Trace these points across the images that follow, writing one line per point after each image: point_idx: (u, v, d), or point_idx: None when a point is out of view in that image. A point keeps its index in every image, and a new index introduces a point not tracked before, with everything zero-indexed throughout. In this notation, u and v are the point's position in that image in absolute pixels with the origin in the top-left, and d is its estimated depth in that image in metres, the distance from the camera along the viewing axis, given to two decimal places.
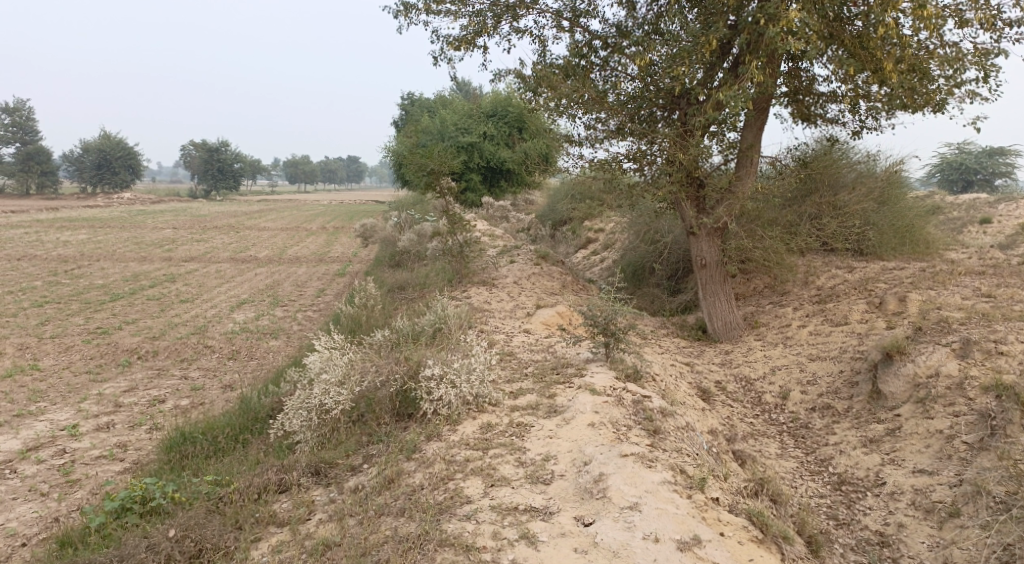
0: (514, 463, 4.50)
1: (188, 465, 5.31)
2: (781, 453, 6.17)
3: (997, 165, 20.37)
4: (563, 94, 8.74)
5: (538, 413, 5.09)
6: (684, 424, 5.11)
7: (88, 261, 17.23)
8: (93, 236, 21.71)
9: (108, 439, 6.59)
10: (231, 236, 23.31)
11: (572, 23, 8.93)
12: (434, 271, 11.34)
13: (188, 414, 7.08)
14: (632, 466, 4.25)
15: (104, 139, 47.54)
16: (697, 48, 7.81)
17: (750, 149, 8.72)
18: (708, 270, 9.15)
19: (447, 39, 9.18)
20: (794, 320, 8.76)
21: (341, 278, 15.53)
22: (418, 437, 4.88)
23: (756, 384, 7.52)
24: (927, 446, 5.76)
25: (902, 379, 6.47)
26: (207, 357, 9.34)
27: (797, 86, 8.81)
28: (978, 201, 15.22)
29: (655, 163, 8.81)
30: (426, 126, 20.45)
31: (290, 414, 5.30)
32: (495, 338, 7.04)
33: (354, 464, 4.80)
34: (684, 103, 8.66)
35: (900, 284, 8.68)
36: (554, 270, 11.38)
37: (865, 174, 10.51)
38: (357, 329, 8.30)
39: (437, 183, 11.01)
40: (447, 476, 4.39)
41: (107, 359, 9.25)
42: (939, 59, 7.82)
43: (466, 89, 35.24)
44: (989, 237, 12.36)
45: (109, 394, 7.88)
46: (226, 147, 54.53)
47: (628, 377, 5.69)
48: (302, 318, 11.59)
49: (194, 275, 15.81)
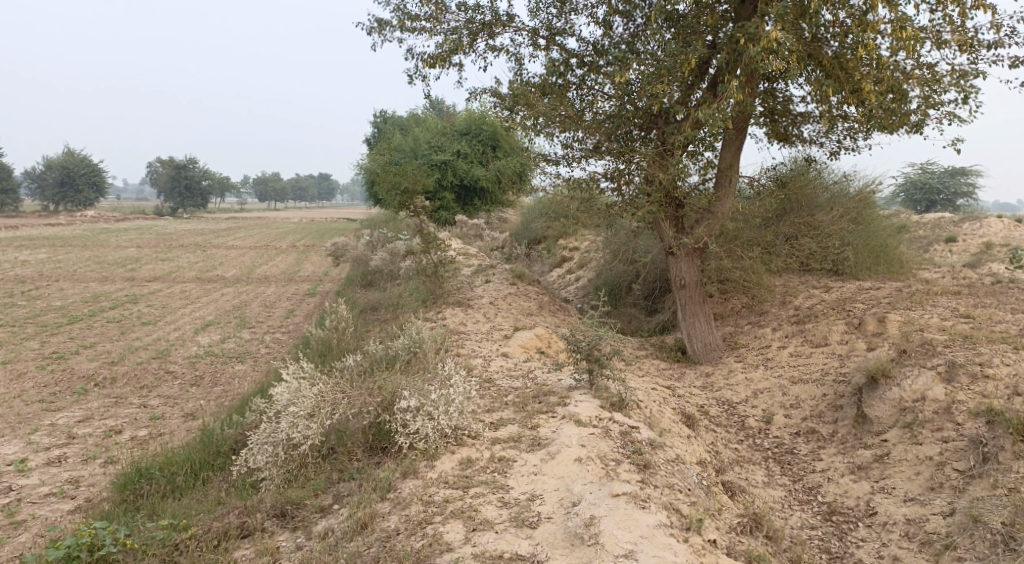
0: (497, 503, 4.23)
1: (143, 505, 4.94)
2: (768, 481, 5.97)
3: (959, 185, 20.73)
4: (540, 112, 8.56)
5: (520, 447, 4.83)
6: (673, 456, 4.89)
7: (46, 281, 16.61)
8: (53, 255, 21.00)
9: (59, 474, 6.18)
10: (197, 255, 22.75)
11: (548, 41, 8.79)
12: (408, 292, 11.06)
13: (146, 446, 6.68)
14: (624, 507, 4.02)
15: (67, 156, 46.42)
16: (675, 68, 7.68)
17: (729, 169, 8.60)
18: (687, 290, 8.98)
19: (421, 57, 8.97)
20: (773, 341, 8.62)
21: (310, 298, 15.15)
22: (393, 475, 4.59)
23: (739, 408, 7.33)
24: (917, 473, 5.60)
25: (888, 404, 6.33)
26: (169, 384, 8.92)
27: (773, 106, 8.73)
28: (944, 219, 15.36)
29: (633, 182, 8.65)
30: (398, 144, 20.19)
31: (255, 449, 4.95)
32: (472, 363, 6.77)
33: (324, 504, 4.49)
34: (661, 122, 8.54)
35: (878, 304, 8.61)
36: (530, 290, 11.16)
37: (840, 195, 10.48)
38: (327, 354, 7.97)
39: (411, 202, 10.75)
40: (424, 520, 4.10)
41: (62, 386, 8.79)
42: (916, 80, 7.78)
43: (438, 107, 35.17)
44: (957, 256, 12.44)
45: (62, 424, 7.45)
46: (194, 164, 53.75)
47: (613, 405, 5.47)
48: (270, 341, 11.21)
49: (157, 296, 15.29)
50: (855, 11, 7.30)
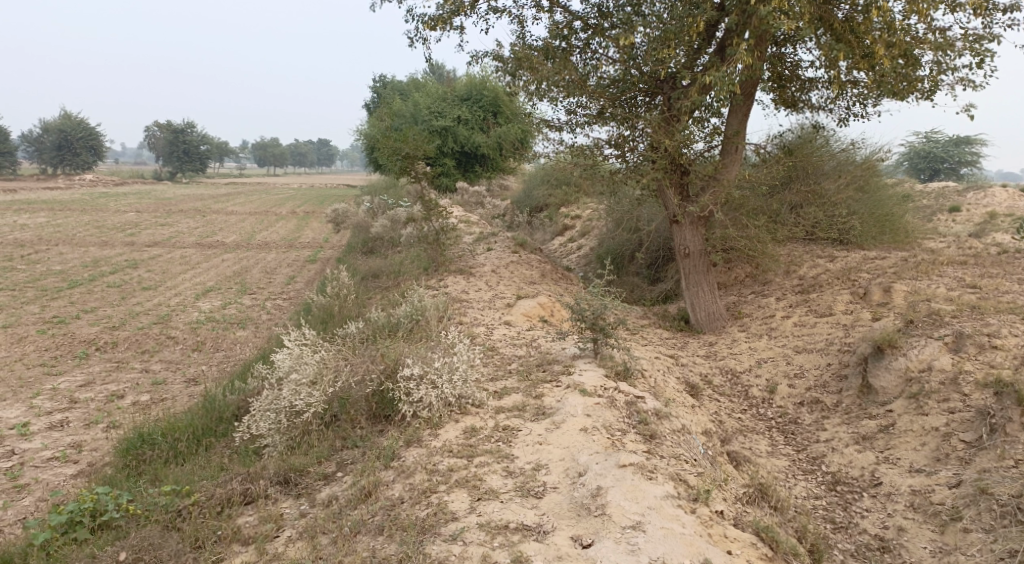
0: (502, 473, 4.19)
1: (146, 471, 4.92)
2: (772, 451, 5.95)
3: (964, 154, 20.50)
4: (544, 76, 8.38)
5: (525, 416, 4.80)
6: (679, 427, 4.86)
7: (45, 246, 16.50)
8: (52, 219, 20.87)
9: (61, 439, 6.16)
10: (197, 220, 22.62)
11: (552, 3, 8.57)
12: (409, 259, 10.99)
13: (148, 412, 6.66)
14: (631, 479, 3.98)
15: (64, 119, 45.94)
16: (683, 30, 7.49)
17: (736, 136, 8.45)
18: (692, 259, 8.88)
19: (422, 18, 8.76)
20: (778, 311, 8.56)
21: (311, 264, 15.07)
22: (397, 443, 4.55)
23: (743, 377, 7.29)
24: (923, 444, 5.58)
25: (894, 374, 6.28)
26: (171, 349, 8.89)
27: (782, 71, 8.54)
28: (947, 189, 15.19)
29: (638, 149, 8.49)
30: (399, 109, 19.90)
31: (256, 417, 4.92)
32: (474, 331, 6.72)
33: (327, 472, 4.46)
34: (667, 87, 8.36)
35: (884, 274, 8.53)
36: (533, 258, 11.08)
37: (846, 161, 10.25)
38: (329, 321, 7.91)
39: (412, 168, 10.60)
40: (429, 489, 4.07)
41: (63, 351, 8.75)
42: (930, 45, 7.58)
43: (439, 72, 34.73)
44: (960, 226, 12.33)
45: (63, 389, 7.42)
46: (192, 129, 53.27)
47: (618, 375, 5.43)
48: (271, 307, 11.16)
49: (157, 261, 15.20)
50: None
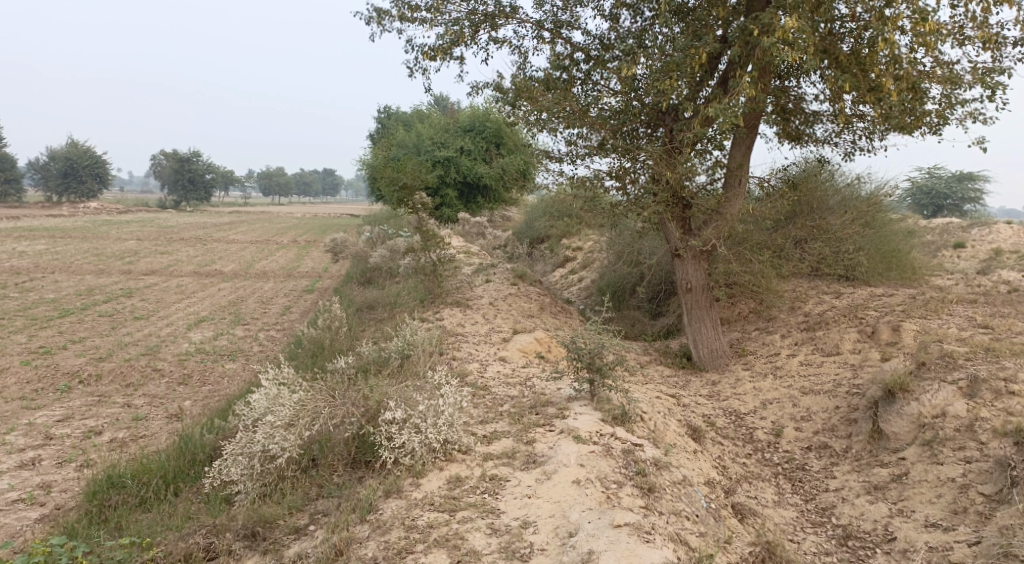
0: (486, 530, 3.89)
1: (110, 518, 4.62)
2: (778, 501, 5.63)
3: (966, 191, 20.40)
4: (543, 107, 8.20)
5: (514, 464, 4.51)
6: (679, 477, 4.56)
7: (40, 273, 16.29)
8: (51, 247, 20.73)
9: (30, 478, 5.86)
10: (197, 248, 22.47)
11: (553, 35, 8.43)
12: (406, 290, 10.74)
13: (125, 450, 6.37)
14: (627, 541, 3.68)
15: (71, 147, 46.09)
16: (685, 62, 7.32)
17: (739, 169, 8.22)
18: (694, 294, 8.61)
19: (422, 48, 8.63)
20: (783, 349, 8.28)
21: (308, 295, 14.83)
22: (375, 493, 4.26)
23: (747, 419, 6.98)
24: (938, 496, 5.26)
25: (906, 419, 5.97)
26: (156, 382, 8.61)
27: (786, 104, 8.36)
28: (952, 224, 14.96)
29: (639, 181, 8.28)
30: (400, 140, 19.77)
31: (228, 462, 4.63)
32: (467, 368, 6.43)
33: (299, 525, 4.17)
34: (669, 119, 8.17)
35: (892, 312, 8.25)
36: (532, 291, 10.83)
37: (851, 197, 10.02)
38: (318, 354, 7.63)
39: (409, 198, 10.40)
40: (405, 549, 3.77)
41: (44, 383, 8.47)
42: (938, 78, 7.38)
43: (443, 104, 34.90)
44: (966, 262, 12.07)
45: (40, 424, 7.12)
46: (198, 157, 53.57)
47: (615, 419, 5.13)
48: (263, 338, 10.89)
49: (152, 290, 14.96)
50: (875, 6, 6.90)
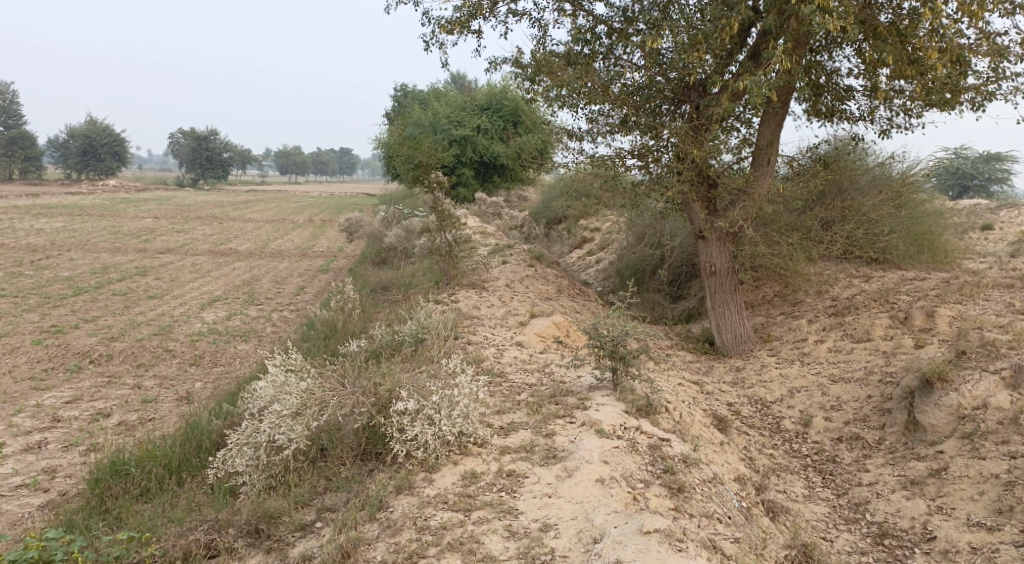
0: (503, 533, 3.66)
1: (111, 509, 4.45)
2: (808, 495, 5.37)
3: (993, 171, 19.79)
4: (564, 82, 7.86)
5: (533, 459, 4.28)
6: (709, 476, 4.30)
7: (57, 251, 16.21)
8: (69, 224, 20.67)
9: (35, 463, 5.71)
10: (213, 227, 22.35)
11: (574, 6, 8.07)
12: (421, 271, 10.52)
13: (132, 434, 6.20)
14: (656, 549, 3.44)
15: (89, 125, 46.16)
16: (715, 33, 6.95)
17: (768, 147, 7.85)
18: (717, 277, 8.29)
19: (438, 21, 8.30)
20: (810, 334, 7.95)
21: (322, 275, 14.66)
22: (386, 489, 4.05)
23: (773, 408, 6.69)
24: (981, 493, 4.96)
25: (944, 411, 5.65)
26: (167, 363, 8.45)
27: (818, 79, 7.96)
28: (980, 205, 14.47)
29: (662, 160, 7.93)
30: (416, 119, 19.46)
31: (233, 452, 4.46)
32: (482, 353, 6.19)
33: (305, 522, 3.98)
34: (695, 94, 7.80)
35: (925, 297, 7.90)
36: (549, 272, 10.55)
37: (882, 177, 9.58)
38: (330, 337, 7.42)
39: (425, 176, 10.12)
40: (416, 552, 3.56)
41: (55, 363, 8.34)
42: (985, 50, 6.94)
43: (459, 82, 34.48)
44: (995, 245, 11.65)
45: (48, 406, 6.98)
46: (215, 136, 53.59)
47: (639, 411, 4.87)
48: (277, 319, 10.72)
49: (166, 269, 14.82)
50: None
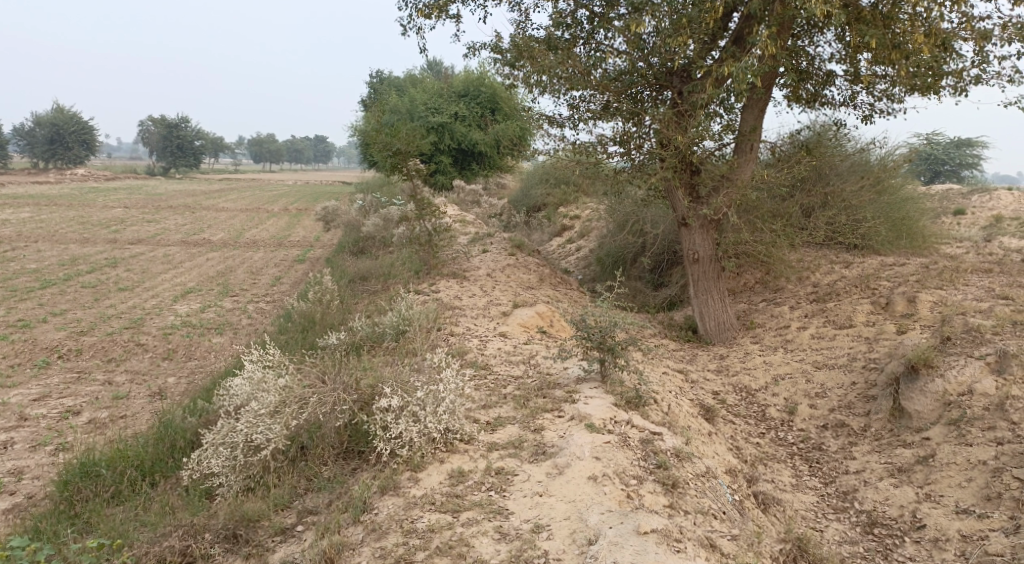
0: (493, 535, 3.55)
1: (81, 515, 4.27)
2: (797, 484, 5.33)
3: (965, 156, 20.01)
4: (545, 67, 7.70)
5: (521, 456, 4.17)
6: (702, 470, 4.22)
7: (24, 243, 15.75)
8: (37, 215, 20.09)
9: (1, 464, 5.48)
10: (186, 216, 21.89)
11: None
12: (400, 261, 10.33)
13: (103, 432, 5.99)
14: (654, 551, 3.35)
15: (56, 112, 45.01)
16: (698, 17, 6.80)
17: (751, 132, 7.75)
18: (700, 265, 8.21)
19: (415, 5, 8.09)
20: (793, 321, 7.91)
21: (299, 265, 14.40)
22: (370, 490, 3.91)
23: (758, 396, 6.64)
24: (969, 480, 4.93)
25: (930, 398, 5.62)
26: (140, 357, 8.20)
27: (800, 64, 7.86)
28: (953, 190, 14.58)
29: (644, 147, 7.81)
30: (392, 106, 19.13)
31: (209, 452, 4.31)
32: (465, 345, 6.06)
33: (286, 526, 3.84)
34: (678, 80, 7.68)
35: (907, 282, 7.89)
36: (530, 261, 10.43)
37: (861, 162, 9.53)
38: (309, 329, 7.24)
39: (403, 164, 9.91)
40: (403, 557, 3.43)
41: (22, 359, 8.05)
42: (969, 34, 6.86)
43: (435, 69, 34.12)
44: (968, 230, 11.72)
45: (14, 404, 6.73)
46: (186, 123, 52.61)
47: (628, 403, 4.78)
48: (253, 311, 10.48)
49: (138, 260, 14.45)
50: None
